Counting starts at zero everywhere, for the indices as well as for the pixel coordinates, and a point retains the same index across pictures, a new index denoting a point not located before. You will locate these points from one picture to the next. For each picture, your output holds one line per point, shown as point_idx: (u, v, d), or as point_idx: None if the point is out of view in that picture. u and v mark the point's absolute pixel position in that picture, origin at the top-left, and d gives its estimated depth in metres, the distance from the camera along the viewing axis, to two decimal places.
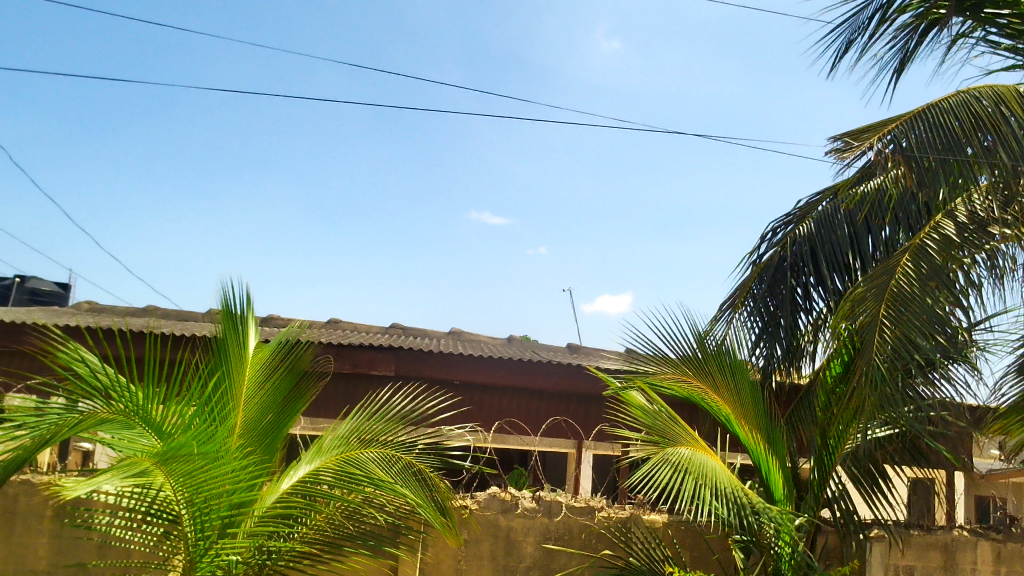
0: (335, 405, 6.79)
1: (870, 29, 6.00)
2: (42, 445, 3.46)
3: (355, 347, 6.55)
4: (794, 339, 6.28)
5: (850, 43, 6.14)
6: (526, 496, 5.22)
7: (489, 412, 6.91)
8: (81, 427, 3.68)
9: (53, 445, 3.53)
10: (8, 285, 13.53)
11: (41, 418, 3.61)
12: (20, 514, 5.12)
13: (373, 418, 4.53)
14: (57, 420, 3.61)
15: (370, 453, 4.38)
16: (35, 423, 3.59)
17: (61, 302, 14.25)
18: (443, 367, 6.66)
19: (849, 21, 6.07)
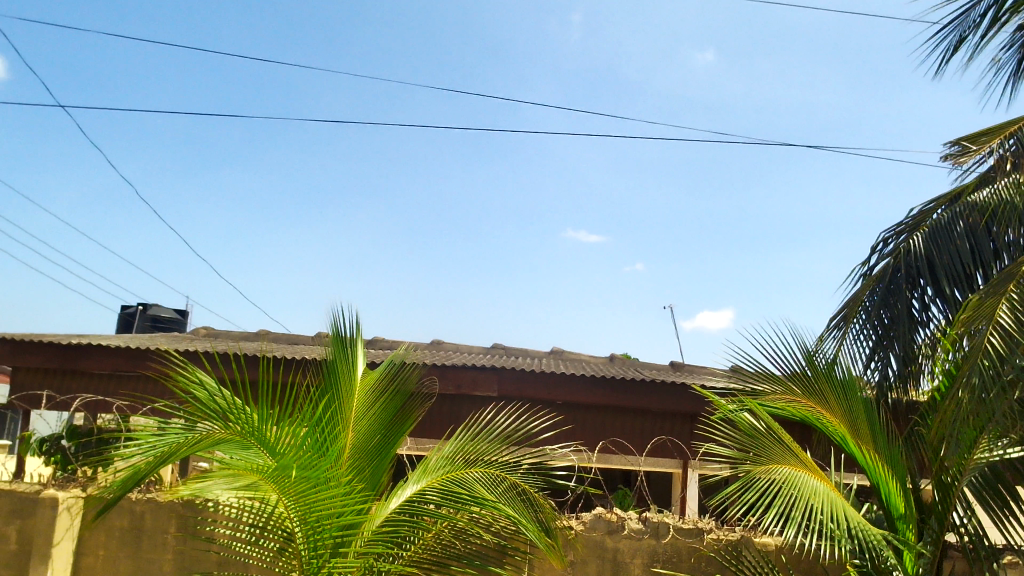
0: (439, 425, 6.90)
1: (982, 26, 5.75)
2: (162, 464, 3.64)
3: (458, 368, 6.62)
4: (912, 355, 5.96)
5: (960, 41, 5.91)
6: (633, 517, 5.16)
7: (593, 432, 6.92)
8: (199, 447, 3.83)
9: (173, 464, 3.71)
10: (132, 313, 14.32)
11: (161, 439, 3.80)
12: (147, 531, 5.38)
13: (477, 438, 4.56)
14: (177, 441, 3.80)
15: (474, 473, 4.40)
16: (157, 444, 3.79)
17: (180, 328, 14.97)
18: (545, 387, 6.64)
19: (958, 20, 5.83)
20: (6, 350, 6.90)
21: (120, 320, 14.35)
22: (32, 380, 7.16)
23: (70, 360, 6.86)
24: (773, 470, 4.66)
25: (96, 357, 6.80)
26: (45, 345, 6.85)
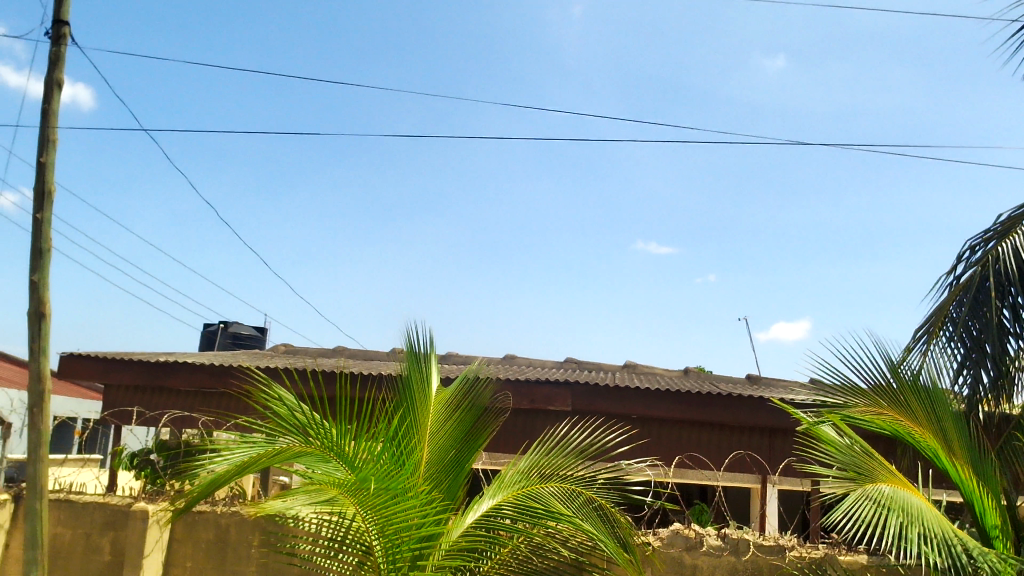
0: (514, 440, 6.91)
1: None
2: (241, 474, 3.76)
3: (532, 383, 6.60)
4: (1004, 366, 5.70)
5: None
6: (712, 533, 5.07)
7: (670, 447, 6.84)
8: (280, 459, 3.95)
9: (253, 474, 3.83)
10: (214, 331, 14.78)
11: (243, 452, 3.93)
12: (233, 544, 5.52)
13: (552, 452, 4.55)
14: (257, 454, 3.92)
15: (551, 488, 4.39)
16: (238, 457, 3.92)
17: (259, 345, 15.36)
18: (619, 402, 6.58)
19: None
20: (100, 369, 7.20)
21: (203, 337, 14.83)
22: (124, 397, 7.45)
23: (159, 378, 7.10)
24: (876, 487, 4.46)
25: (181, 375, 7.03)
26: (135, 363, 7.12)
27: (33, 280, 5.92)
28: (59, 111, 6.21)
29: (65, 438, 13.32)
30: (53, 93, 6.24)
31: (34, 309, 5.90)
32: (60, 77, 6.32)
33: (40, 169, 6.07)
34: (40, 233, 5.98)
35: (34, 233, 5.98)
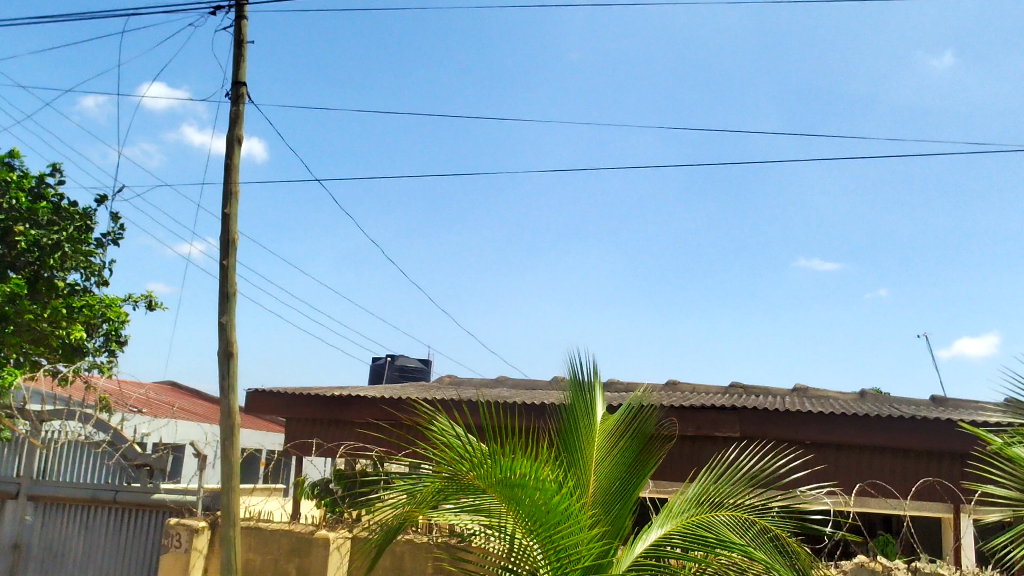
0: (681, 468, 6.78)
1: None
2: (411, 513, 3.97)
3: (697, 409, 6.45)
4: None
5: None
6: (901, 566, 4.75)
7: (849, 474, 6.49)
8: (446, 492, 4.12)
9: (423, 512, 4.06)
10: (383, 364, 15.43)
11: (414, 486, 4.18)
12: (408, 570, 5.71)
13: (722, 480, 4.42)
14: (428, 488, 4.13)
15: (722, 516, 4.27)
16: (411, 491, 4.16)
17: (424, 376, 15.88)
18: (791, 427, 6.31)
19: None
20: (283, 403, 7.67)
21: (373, 371, 15.51)
22: (305, 430, 7.92)
23: (335, 411, 7.47)
24: None
25: (355, 408, 7.37)
26: (313, 398, 7.53)
27: (222, 322, 6.42)
28: (240, 165, 6.74)
29: (253, 468, 14.25)
30: (234, 149, 6.77)
31: (223, 348, 6.38)
32: (240, 133, 6.85)
33: (225, 220, 6.59)
34: (227, 278, 6.48)
35: (222, 279, 6.49)
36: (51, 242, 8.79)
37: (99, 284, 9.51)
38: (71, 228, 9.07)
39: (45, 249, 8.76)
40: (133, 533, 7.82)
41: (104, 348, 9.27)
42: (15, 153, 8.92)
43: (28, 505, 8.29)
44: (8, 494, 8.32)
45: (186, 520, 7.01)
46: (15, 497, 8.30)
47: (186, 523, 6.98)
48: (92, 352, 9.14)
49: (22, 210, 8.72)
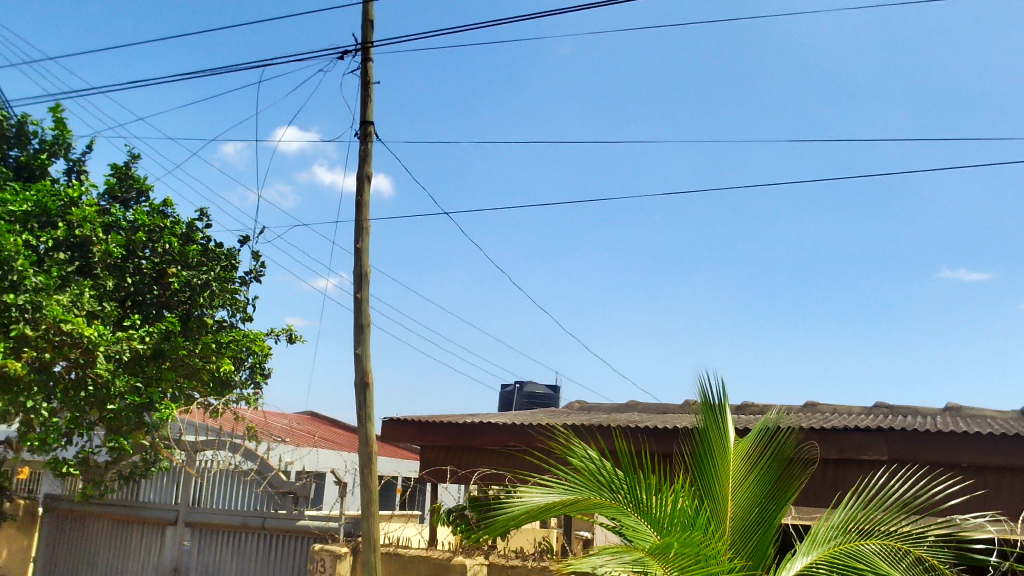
0: (825, 492, 6.49)
1: None
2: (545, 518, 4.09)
3: (840, 431, 6.16)
4: None
5: None
6: None
7: (1013, 499, 6.04)
8: (576, 508, 4.25)
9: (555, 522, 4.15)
10: (512, 391, 15.56)
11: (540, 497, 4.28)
12: None
13: (870, 506, 4.20)
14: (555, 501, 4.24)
15: (872, 544, 4.05)
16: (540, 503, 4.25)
17: (553, 402, 15.88)
18: (945, 449, 5.93)
19: None
20: (416, 432, 7.86)
21: (503, 398, 15.65)
22: (438, 457, 8.08)
23: (467, 438, 7.58)
24: None
25: (486, 435, 7.45)
26: (446, 426, 7.66)
27: (357, 353, 6.66)
28: (370, 201, 7.00)
29: (390, 495, 14.63)
30: (364, 185, 7.05)
31: (359, 378, 6.61)
32: (369, 171, 7.13)
33: (358, 255, 6.85)
34: (360, 310, 6.73)
35: (356, 312, 6.74)
36: (201, 282, 9.41)
37: (244, 319, 10.05)
38: (218, 267, 9.67)
39: (195, 289, 9.38)
40: (281, 558, 8.15)
41: (250, 381, 9.76)
42: (168, 201, 9.56)
43: (186, 531, 8.80)
44: (168, 521, 8.87)
45: (330, 546, 7.25)
46: (174, 523, 8.84)
47: (330, 548, 7.22)
48: (239, 385, 9.65)
49: (175, 252, 9.31)
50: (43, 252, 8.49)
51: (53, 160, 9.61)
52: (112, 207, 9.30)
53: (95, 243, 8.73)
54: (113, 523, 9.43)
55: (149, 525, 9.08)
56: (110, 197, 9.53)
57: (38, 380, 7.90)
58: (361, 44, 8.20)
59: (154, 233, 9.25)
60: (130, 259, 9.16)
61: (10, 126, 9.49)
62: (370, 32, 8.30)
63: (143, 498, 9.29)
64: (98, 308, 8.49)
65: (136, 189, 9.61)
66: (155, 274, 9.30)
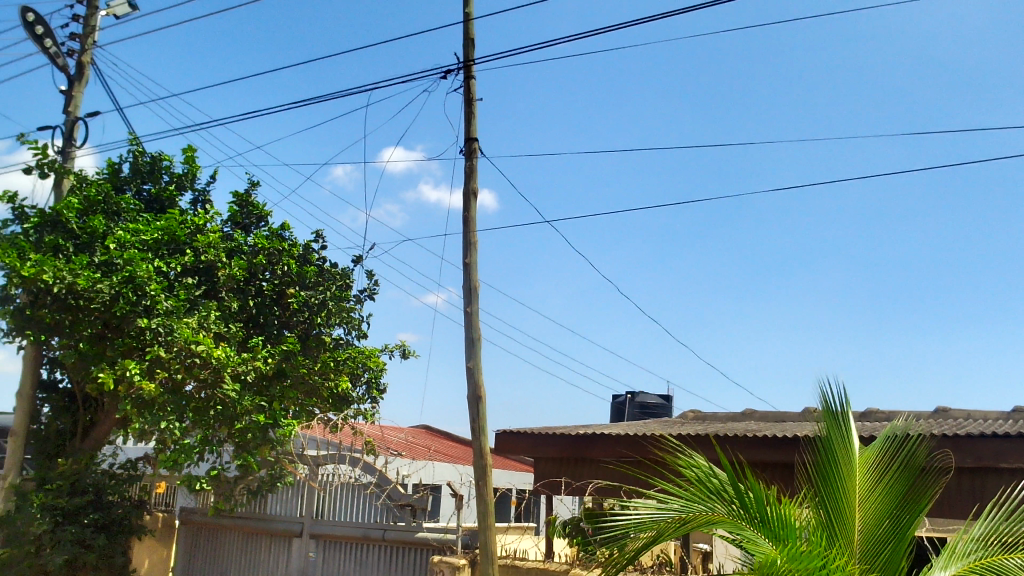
0: (962, 503, 6.14)
1: None
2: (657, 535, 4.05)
3: (974, 438, 5.82)
4: None
5: None
6: None
7: None
8: (695, 523, 4.17)
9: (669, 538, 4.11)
10: (623, 402, 15.43)
11: (657, 513, 4.21)
12: None
13: (1014, 518, 3.95)
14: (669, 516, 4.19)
15: (1017, 559, 3.80)
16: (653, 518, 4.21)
17: (666, 412, 15.64)
18: None
19: None
20: (529, 444, 7.89)
21: (615, 409, 15.54)
22: (552, 469, 8.09)
23: (580, 449, 7.54)
24: None
25: (600, 447, 7.39)
26: (559, 438, 7.65)
27: (468, 366, 6.75)
28: (477, 216, 7.10)
29: (505, 507, 14.72)
30: (471, 201, 7.15)
31: (472, 392, 6.69)
32: (475, 186, 7.23)
33: (466, 270, 6.95)
34: (471, 324, 6.82)
35: (466, 326, 6.84)
36: (318, 301, 9.76)
37: (360, 336, 10.34)
38: (334, 287, 9.99)
39: (313, 308, 9.74)
40: (401, 570, 8.32)
41: (366, 397, 10.03)
42: (285, 225, 9.96)
43: (311, 543, 9.11)
44: (293, 533, 9.20)
45: (449, 558, 7.37)
46: (299, 535, 9.15)
47: (449, 560, 7.35)
48: (356, 401, 9.94)
49: (293, 273, 9.69)
50: (174, 277, 9.01)
51: (180, 192, 10.17)
52: (234, 233, 9.75)
53: (220, 267, 9.18)
54: (243, 536, 9.84)
55: (277, 537, 9.44)
56: (233, 224, 10.02)
57: (172, 400, 8.34)
58: (463, 62, 8.35)
59: (273, 256, 9.64)
60: (252, 282, 9.59)
61: (143, 162, 10.09)
62: (471, 50, 8.45)
63: (271, 511, 9.67)
64: (224, 330, 8.91)
65: (256, 216, 10.05)
66: (275, 296, 9.72)
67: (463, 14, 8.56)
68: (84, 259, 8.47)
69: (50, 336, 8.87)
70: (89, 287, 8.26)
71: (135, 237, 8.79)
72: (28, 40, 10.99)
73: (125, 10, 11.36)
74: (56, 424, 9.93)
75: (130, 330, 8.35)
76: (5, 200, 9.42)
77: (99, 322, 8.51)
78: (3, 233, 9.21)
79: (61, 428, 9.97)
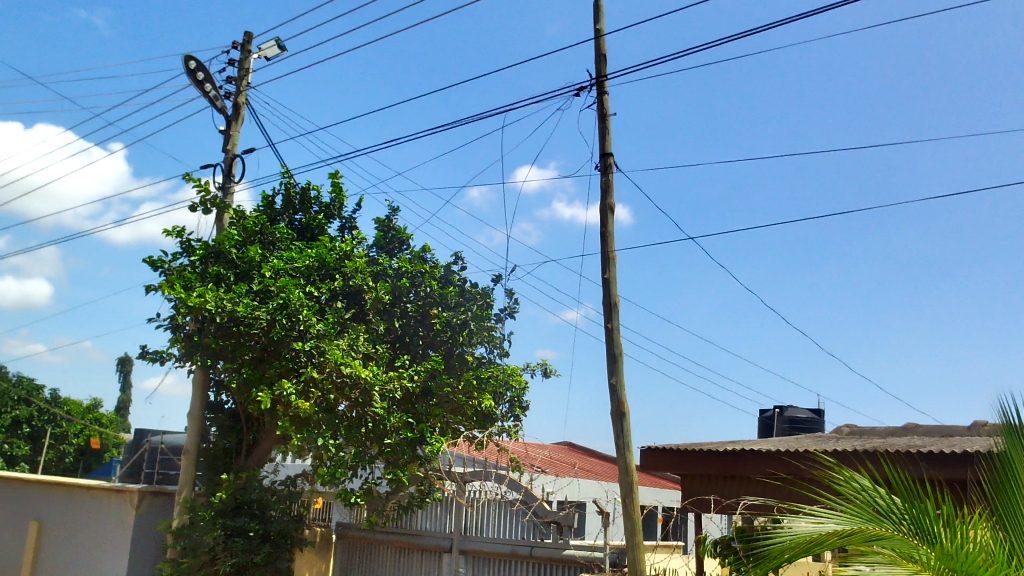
0: None
1: None
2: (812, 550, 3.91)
3: None
4: None
5: None
6: None
7: None
8: (853, 541, 3.99)
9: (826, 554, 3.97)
10: (772, 417, 14.90)
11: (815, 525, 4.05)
12: None
13: None
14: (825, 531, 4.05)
15: None
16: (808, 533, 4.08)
17: (819, 428, 14.96)
18: None
19: None
20: (676, 460, 7.74)
21: (762, 424, 15.02)
22: (700, 486, 7.90)
23: (729, 466, 7.32)
24: None
25: (751, 464, 7.14)
26: (707, 454, 7.47)
27: (611, 382, 6.72)
28: (614, 232, 7.07)
29: (653, 525, 14.48)
30: (608, 217, 7.14)
31: (616, 409, 6.65)
32: (612, 202, 7.21)
33: (605, 286, 6.93)
34: (612, 341, 6.79)
35: (608, 341, 6.81)
36: (460, 321, 9.96)
37: (502, 354, 10.49)
38: (475, 306, 10.16)
39: (456, 327, 9.95)
40: None
41: (510, 414, 10.15)
42: (427, 248, 10.26)
43: (461, 559, 9.22)
44: (444, 549, 9.35)
45: None
46: (449, 551, 9.30)
47: None
48: (501, 418, 10.06)
49: (435, 294, 9.95)
50: (325, 301, 9.45)
51: (329, 220, 10.68)
52: (379, 257, 10.14)
53: (366, 290, 9.57)
54: (396, 550, 10.13)
55: (428, 552, 9.65)
56: (378, 248, 10.41)
57: (326, 419, 8.73)
58: (595, 78, 8.38)
59: (416, 278, 9.96)
60: (398, 303, 9.92)
61: (295, 194, 10.66)
62: (603, 65, 8.45)
63: (422, 527, 9.91)
64: (372, 350, 9.25)
65: (399, 240, 10.41)
66: (420, 317, 9.95)
67: (594, 30, 8.59)
68: (243, 287, 9.02)
69: (216, 360, 9.48)
70: (248, 314, 8.78)
71: (289, 265, 9.30)
72: (191, 86, 11.88)
73: (275, 51, 12.07)
74: (224, 442, 10.60)
75: (287, 353, 8.82)
76: (174, 235, 10.17)
77: (259, 345, 9.03)
78: (173, 265, 9.95)
79: (228, 446, 10.61)
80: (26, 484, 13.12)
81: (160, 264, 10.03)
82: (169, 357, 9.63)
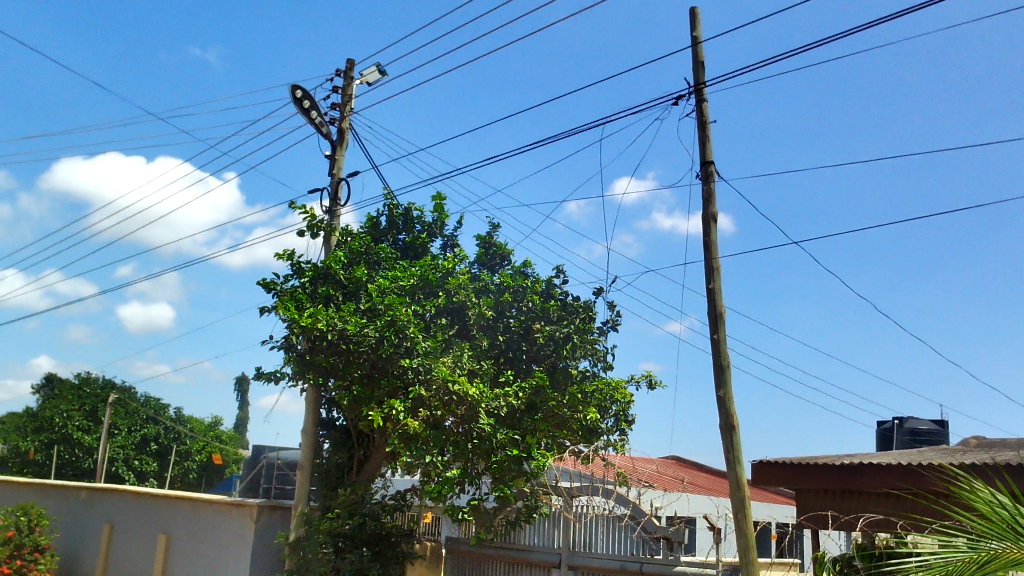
0: None
1: None
2: None
3: None
4: None
5: None
6: None
7: None
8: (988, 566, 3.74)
9: None
10: (891, 429, 14.26)
11: (943, 554, 3.86)
12: None
13: None
14: (956, 558, 3.81)
15: None
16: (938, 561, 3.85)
17: (943, 439, 14.23)
18: None
19: None
20: (790, 474, 7.49)
21: (880, 436, 14.40)
22: (817, 501, 7.63)
23: (847, 481, 7.03)
24: None
25: (870, 479, 6.83)
26: (822, 468, 7.20)
27: (718, 396, 6.57)
28: (718, 241, 6.93)
29: (767, 542, 14.05)
30: (710, 226, 7.01)
31: (725, 422, 6.50)
32: (714, 211, 7.08)
33: (710, 296, 6.80)
34: (719, 352, 6.65)
35: (714, 353, 6.68)
36: (563, 335, 9.94)
37: (606, 368, 10.41)
38: (578, 320, 10.13)
39: (559, 341, 9.93)
40: None
41: (615, 428, 10.06)
42: (528, 262, 10.32)
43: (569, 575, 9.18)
44: (553, 564, 9.32)
45: None
46: (558, 566, 9.27)
47: None
48: (606, 432, 9.98)
49: (538, 309, 9.97)
50: (429, 319, 9.62)
51: (432, 239, 10.88)
52: (481, 274, 10.28)
53: (469, 307, 9.69)
54: (505, 565, 10.16)
55: (536, 567, 9.64)
56: (480, 265, 10.54)
57: (433, 435, 8.86)
58: (694, 85, 8.27)
59: (518, 293, 10.03)
60: (501, 318, 10.00)
61: (399, 215, 10.91)
62: (701, 72, 8.34)
63: (530, 542, 9.91)
64: (477, 366, 9.34)
65: (500, 256, 10.51)
66: (523, 331, 9.99)
67: (690, 38, 8.48)
68: (351, 307, 9.28)
69: (328, 378, 9.75)
70: (356, 333, 9.03)
71: (394, 283, 9.51)
72: (298, 114, 12.35)
73: (376, 76, 12.42)
74: (336, 458, 10.89)
75: (394, 370, 9.01)
76: (285, 258, 10.56)
77: (368, 363, 9.25)
78: (285, 287, 10.32)
79: (340, 462, 10.89)
80: (154, 499, 13.81)
81: (273, 286, 10.43)
82: (283, 376, 9.98)
